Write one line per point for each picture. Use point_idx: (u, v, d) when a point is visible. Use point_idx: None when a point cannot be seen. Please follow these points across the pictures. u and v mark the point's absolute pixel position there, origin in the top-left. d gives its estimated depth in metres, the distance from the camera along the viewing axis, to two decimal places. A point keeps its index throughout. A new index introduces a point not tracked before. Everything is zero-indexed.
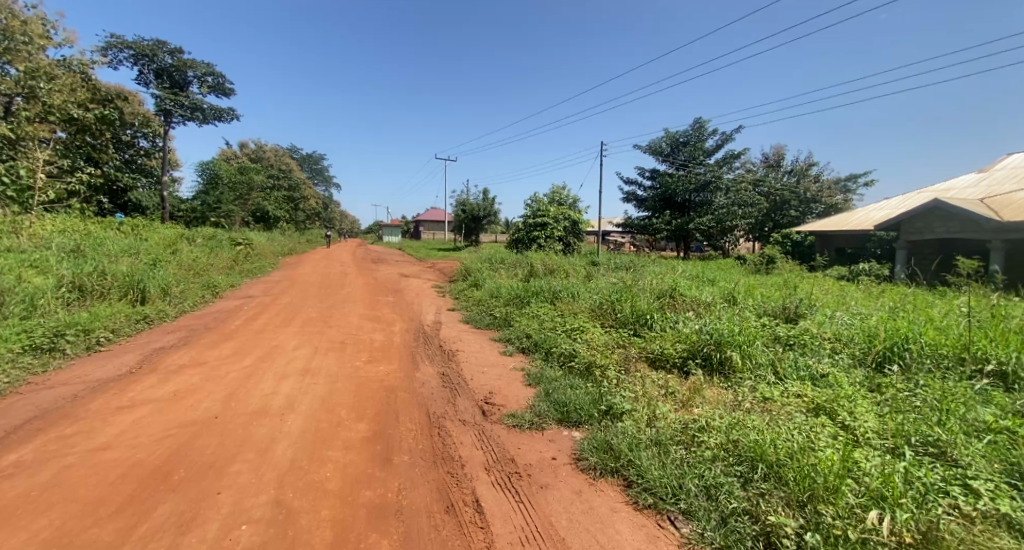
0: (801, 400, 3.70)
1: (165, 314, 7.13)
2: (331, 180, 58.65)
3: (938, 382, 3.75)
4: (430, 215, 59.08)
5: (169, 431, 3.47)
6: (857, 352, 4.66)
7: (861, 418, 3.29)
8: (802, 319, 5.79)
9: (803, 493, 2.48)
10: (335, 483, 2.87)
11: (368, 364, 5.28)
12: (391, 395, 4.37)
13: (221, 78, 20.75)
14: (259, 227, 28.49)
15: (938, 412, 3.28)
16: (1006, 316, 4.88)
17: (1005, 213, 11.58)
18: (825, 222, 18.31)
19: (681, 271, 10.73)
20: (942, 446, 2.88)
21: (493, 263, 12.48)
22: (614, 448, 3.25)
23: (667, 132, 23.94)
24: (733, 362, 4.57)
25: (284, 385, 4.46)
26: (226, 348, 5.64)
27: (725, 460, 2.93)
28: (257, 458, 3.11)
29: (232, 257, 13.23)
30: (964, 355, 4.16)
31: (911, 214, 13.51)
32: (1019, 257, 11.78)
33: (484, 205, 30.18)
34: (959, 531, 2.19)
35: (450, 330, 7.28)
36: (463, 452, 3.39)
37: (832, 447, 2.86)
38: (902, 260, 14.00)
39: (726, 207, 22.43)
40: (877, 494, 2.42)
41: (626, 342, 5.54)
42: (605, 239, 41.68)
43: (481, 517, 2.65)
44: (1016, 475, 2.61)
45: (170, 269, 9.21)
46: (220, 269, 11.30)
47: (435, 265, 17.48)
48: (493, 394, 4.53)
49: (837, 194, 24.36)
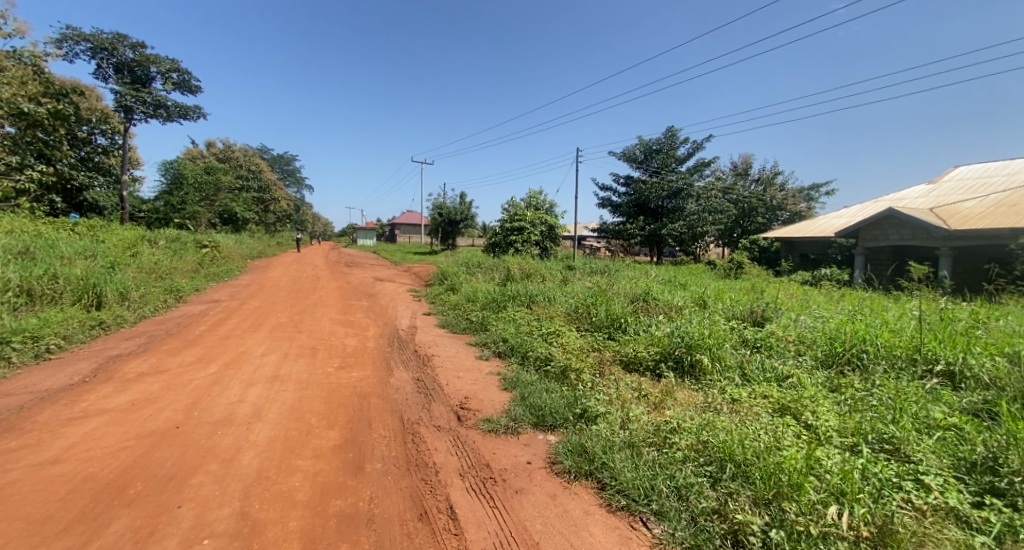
0: (766, 400, 3.83)
1: (123, 319, 6.82)
2: (302, 181, 57.24)
3: (893, 383, 3.94)
4: (406, 218, 58.51)
5: (125, 443, 3.30)
6: (819, 353, 4.87)
7: (823, 417, 3.42)
8: (768, 323, 6.00)
9: (769, 491, 2.56)
10: (305, 493, 2.79)
11: (340, 370, 5.16)
12: (364, 402, 4.28)
13: (187, 74, 20.04)
14: (227, 229, 27.58)
15: (892, 411, 3.44)
16: (954, 319, 5.18)
17: (952, 222, 12.35)
18: (791, 229, 19.03)
19: (654, 276, 10.97)
20: (896, 443, 3.04)
21: (470, 267, 12.47)
22: (588, 450, 3.29)
23: (640, 140, 24.53)
24: (703, 365, 4.70)
25: (251, 393, 4.32)
26: (190, 355, 5.43)
27: (696, 460, 3.00)
28: (221, 469, 2.99)
29: (198, 260, 12.76)
30: (915, 355, 4.39)
31: (867, 222, 14.25)
32: (965, 263, 12.55)
33: (461, 208, 30.09)
34: (912, 524, 2.29)
35: (425, 334, 7.20)
36: (437, 458, 3.35)
37: (796, 446, 2.96)
38: (859, 265, 14.92)
39: (696, 214, 23.14)
40: (836, 489, 2.53)
41: (601, 345, 5.61)
42: (582, 243, 42.32)
43: (455, 524, 2.63)
44: (962, 469, 2.77)
45: (129, 273, 8.81)
46: (183, 273, 10.88)
47: (411, 269, 17.30)
48: (469, 398, 4.51)
49: (800, 203, 25.40)
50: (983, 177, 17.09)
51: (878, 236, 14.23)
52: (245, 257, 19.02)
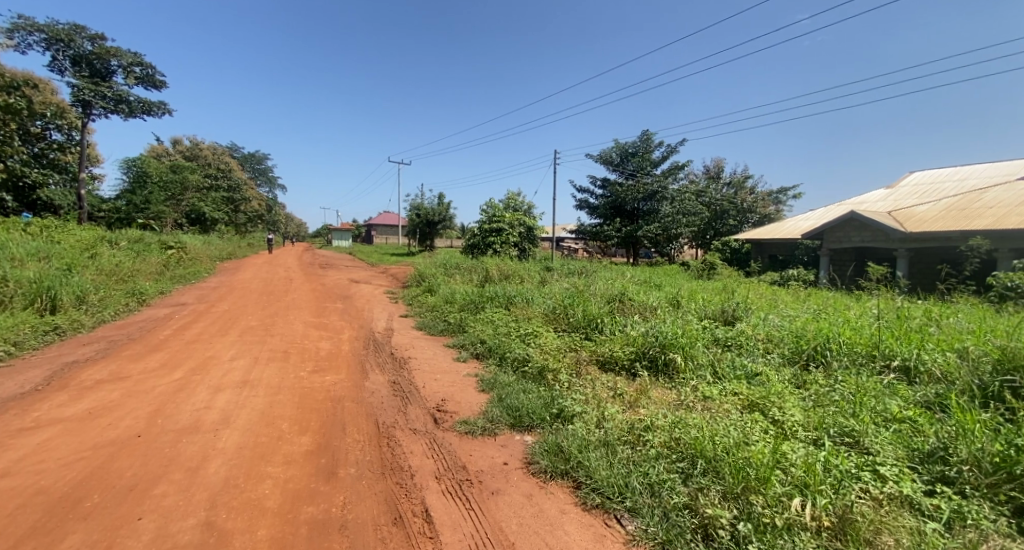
0: (736, 397, 3.95)
1: (80, 323, 6.51)
2: (274, 180, 55.77)
3: (854, 378, 4.12)
4: (383, 219, 57.67)
5: (80, 454, 3.15)
6: (786, 350, 5.04)
7: (789, 412, 3.55)
8: (738, 321, 6.19)
9: (738, 485, 2.63)
10: (275, 501, 2.72)
11: (313, 374, 5.05)
12: (338, 406, 4.19)
13: (151, 69, 19.27)
14: (194, 229, 26.64)
15: (853, 405, 3.59)
16: (909, 318, 5.46)
17: (909, 225, 12.98)
18: (760, 231, 19.63)
19: (632, 276, 11.16)
20: (857, 436, 3.17)
21: (449, 268, 12.41)
22: (564, 450, 3.32)
23: (617, 143, 24.92)
24: (676, 364, 4.81)
25: (219, 399, 4.18)
26: (153, 360, 5.22)
27: (668, 457, 3.06)
28: (186, 478, 2.89)
29: (163, 262, 12.26)
30: (875, 352, 4.59)
31: (832, 225, 14.80)
32: (921, 264, 13.20)
33: (440, 209, 29.81)
34: (870, 513, 2.39)
35: (402, 336, 7.13)
36: (413, 461, 3.32)
37: (763, 441, 3.06)
38: (824, 265, 15.47)
39: (672, 215, 23.38)
40: (801, 481, 2.62)
41: (578, 346, 5.67)
42: (560, 244, 42.78)
43: (430, 527, 2.61)
44: (917, 459, 2.91)
45: (87, 275, 8.41)
46: (147, 275, 10.44)
47: (388, 270, 17.08)
48: (446, 401, 4.48)
49: (770, 205, 26.25)
50: (936, 183, 18.05)
51: (841, 238, 14.84)
52: (214, 258, 18.40)
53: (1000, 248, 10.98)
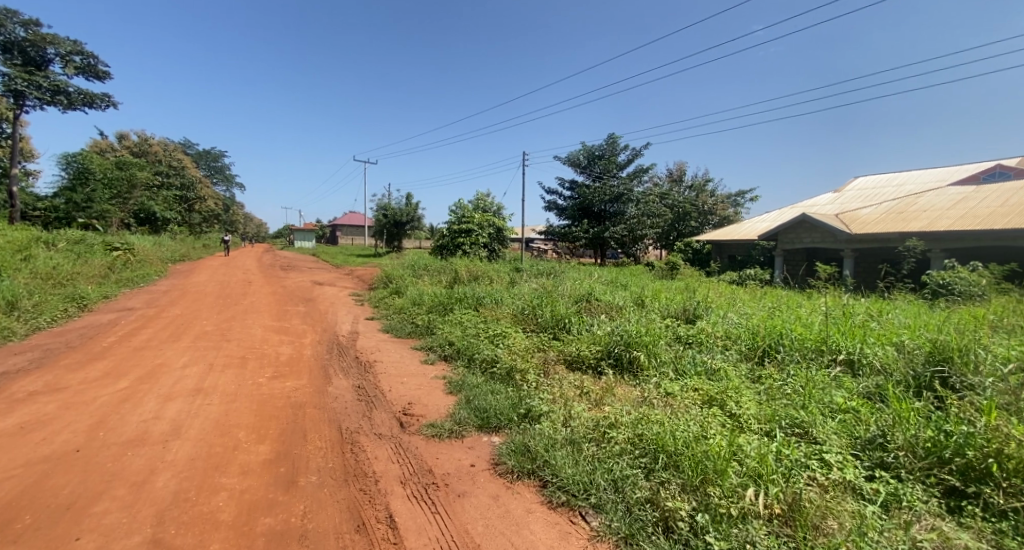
0: (697, 393, 4.08)
1: (11, 331, 6.02)
2: (232, 177, 53.42)
3: (805, 372, 4.33)
4: (349, 219, 56.26)
5: (9, 472, 2.91)
6: (742, 347, 5.25)
7: (744, 406, 3.70)
8: (698, 319, 6.41)
9: (697, 478, 2.73)
10: (229, 513, 2.60)
11: (272, 380, 4.86)
12: (298, 413, 4.06)
13: (93, 58, 18.11)
14: (143, 229, 25.17)
15: (803, 398, 3.78)
16: (854, 314, 5.79)
17: (854, 226, 13.85)
18: (720, 232, 20.40)
19: (599, 277, 11.33)
20: (806, 426, 3.35)
21: (417, 270, 12.26)
22: (531, 449, 3.34)
23: (584, 146, 25.34)
24: (640, 362, 4.92)
25: (169, 409, 3.95)
26: (95, 370, 4.88)
27: (632, 453, 3.13)
28: (131, 493, 2.72)
29: (108, 264, 11.48)
30: (823, 346, 4.85)
31: (785, 227, 15.55)
32: (865, 263, 14.13)
33: (408, 209, 29.38)
34: (816, 498, 2.53)
35: (368, 339, 6.98)
36: (377, 467, 3.26)
37: (720, 434, 3.18)
38: (778, 265, 16.22)
39: (637, 217, 23.97)
40: (754, 472, 2.73)
41: (546, 345, 5.72)
42: (529, 246, 43.11)
43: (394, 533, 2.57)
44: (860, 446, 3.08)
45: (20, 279, 7.80)
46: (90, 278, 9.80)
47: (354, 272, 16.66)
48: (412, 404, 4.42)
49: (728, 208, 27.30)
50: (877, 188, 19.30)
51: (794, 239, 15.60)
52: (165, 259, 17.43)
53: (933, 248, 11.84)
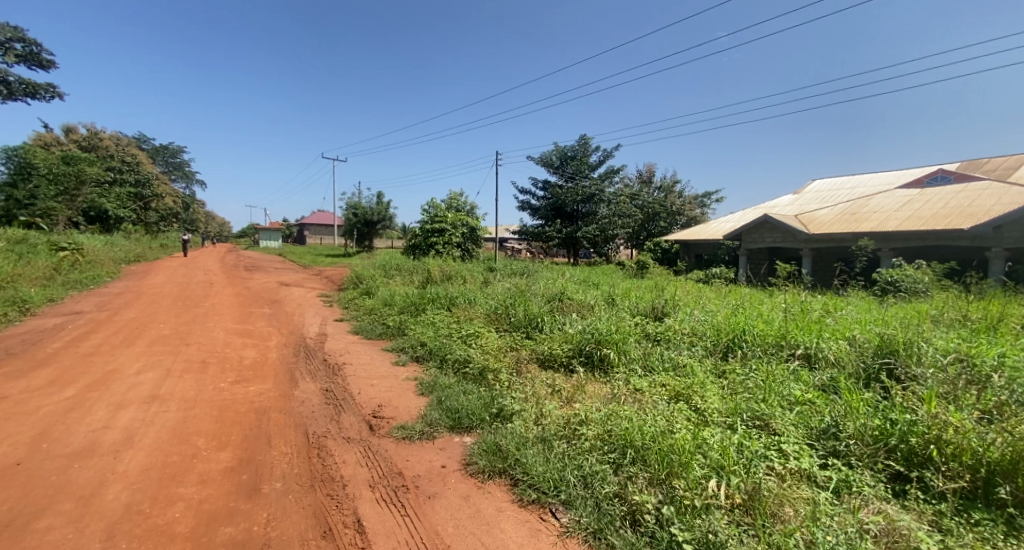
0: (664, 388, 4.18)
1: None
2: (192, 175, 51.11)
3: (766, 367, 4.50)
4: (318, 218, 54.86)
5: None
6: (708, 343, 5.41)
7: (708, 400, 3.82)
8: (666, 317, 6.57)
9: (663, 471, 2.80)
10: (186, 524, 2.49)
11: (235, 385, 4.68)
12: (262, 418, 3.92)
13: (36, 45, 17.00)
14: (94, 228, 23.77)
15: (764, 391, 3.93)
16: (812, 311, 6.06)
17: (812, 226, 14.50)
18: (687, 232, 20.97)
19: (572, 276, 11.44)
20: (766, 419, 3.48)
21: (388, 270, 12.09)
22: (502, 449, 3.34)
23: (556, 146, 25.54)
24: (610, 359, 5.00)
25: (121, 417, 3.75)
26: (39, 378, 4.57)
27: (601, 449, 3.18)
28: (78, 508, 2.57)
29: (53, 265, 10.77)
30: (782, 341, 5.06)
31: (749, 227, 16.13)
32: (822, 262, 14.83)
33: (379, 208, 28.85)
34: (774, 486, 2.64)
35: (336, 341, 6.82)
36: (345, 471, 3.19)
37: (685, 428, 3.27)
38: (742, 263, 16.80)
39: (609, 217, 24.36)
40: (717, 464, 2.82)
41: (519, 344, 5.74)
42: (503, 246, 43.16)
43: (362, 537, 2.52)
44: (815, 435, 3.23)
45: None
46: (33, 280, 9.16)
47: (323, 273, 16.22)
48: (382, 406, 4.34)
49: (695, 209, 28.10)
50: (833, 190, 20.25)
51: (757, 239, 16.20)
52: (117, 259, 16.51)
53: (882, 248, 12.55)
